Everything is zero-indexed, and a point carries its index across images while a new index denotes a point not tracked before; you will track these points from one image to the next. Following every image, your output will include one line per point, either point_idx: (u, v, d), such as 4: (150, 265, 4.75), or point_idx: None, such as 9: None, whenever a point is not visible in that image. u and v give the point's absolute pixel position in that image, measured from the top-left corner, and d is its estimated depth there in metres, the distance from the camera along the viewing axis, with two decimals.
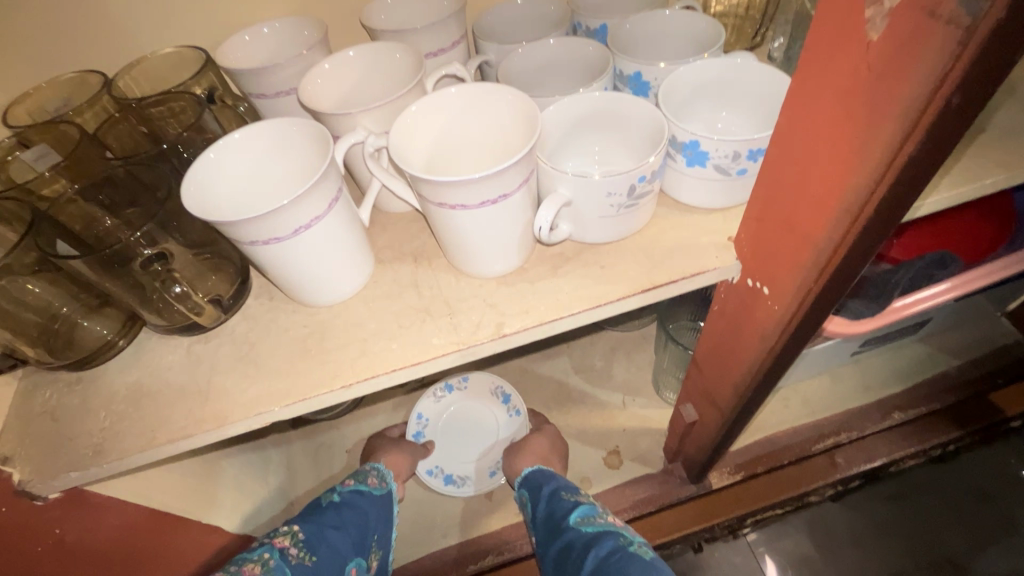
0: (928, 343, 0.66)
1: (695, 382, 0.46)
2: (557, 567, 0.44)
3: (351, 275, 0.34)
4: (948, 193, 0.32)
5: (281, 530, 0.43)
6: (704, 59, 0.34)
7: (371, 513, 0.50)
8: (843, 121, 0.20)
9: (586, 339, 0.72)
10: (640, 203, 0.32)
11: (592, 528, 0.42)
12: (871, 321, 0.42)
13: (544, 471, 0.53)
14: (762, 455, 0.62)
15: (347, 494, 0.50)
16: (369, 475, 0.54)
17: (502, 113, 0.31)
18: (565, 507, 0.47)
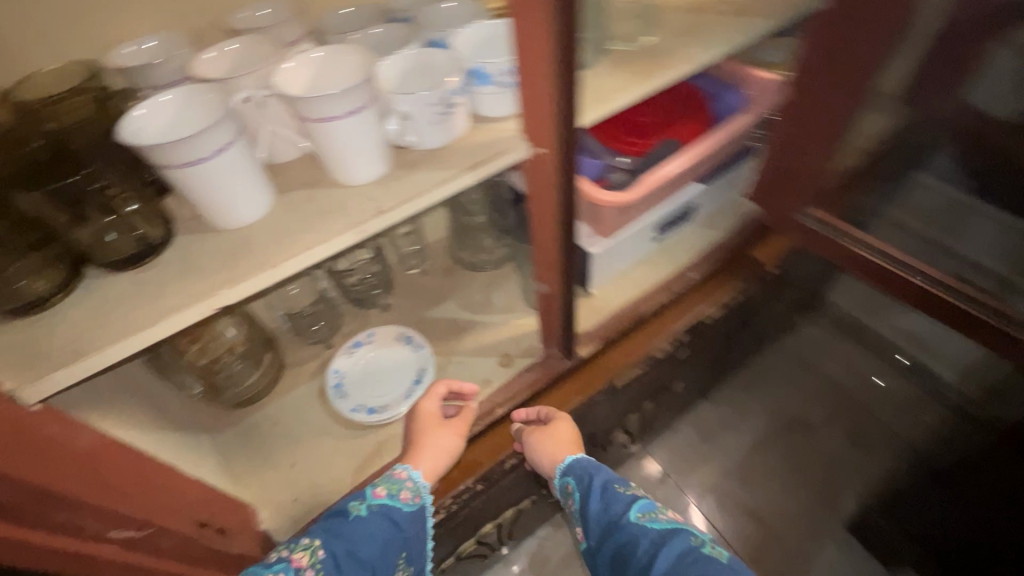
0: (700, 229, 0.93)
1: (538, 257, 0.65)
2: (614, 554, 0.57)
3: (257, 200, 0.45)
4: (635, 92, 0.54)
5: (301, 547, 0.52)
6: (478, 24, 0.52)
7: (400, 531, 0.56)
8: (534, 18, 0.42)
9: (466, 282, 0.87)
10: (453, 112, 0.48)
11: (660, 526, 0.56)
12: (637, 189, 0.67)
13: (592, 465, 0.65)
14: (611, 327, 0.81)
15: (374, 509, 0.55)
16: (404, 488, 0.58)
17: (346, 64, 0.46)
18: (624, 502, 0.59)
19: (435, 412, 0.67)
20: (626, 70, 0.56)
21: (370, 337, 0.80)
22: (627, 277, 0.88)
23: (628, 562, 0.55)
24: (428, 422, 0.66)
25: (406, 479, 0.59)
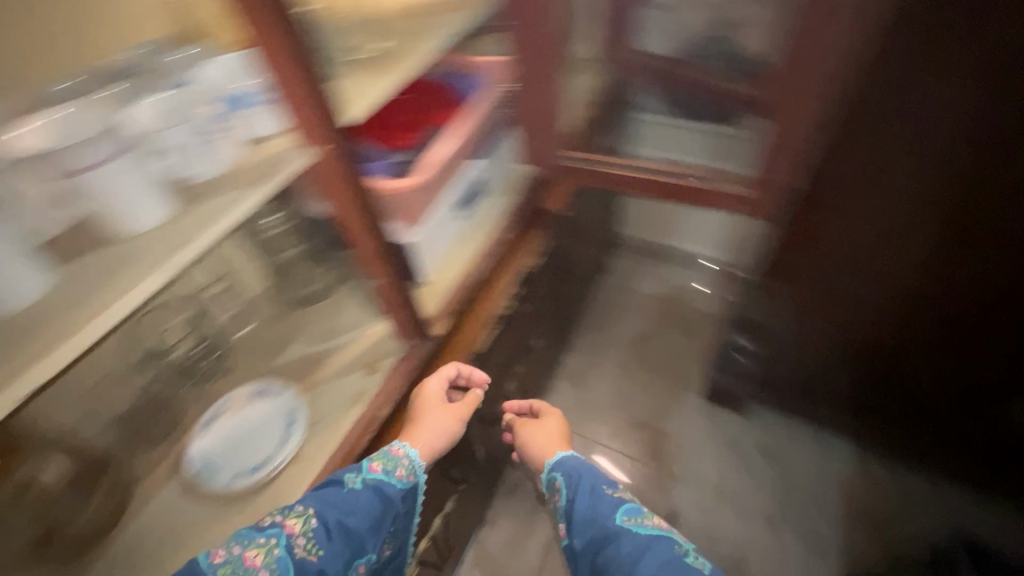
0: (498, 198, 1.06)
1: (364, 247, 0.72)
2: (599, 548, 0.68)
3: (32, 276, 0.45)
4: (383, 89, 0.64)
5: (294, 515, 0.58)
6: (223, 56, 0.52)
7: (386, 507, 0.64)
8: (268, 44, 0.49)
9: (303, 317, 0.87)
10: (212, 145, 0.53)
11: (643, 529, 0.68)
12: (420, 173, 0.78)
13: (583, 466, 0.80)
14: (456, 304, 0.90)
15: (365, 481, 0.64)
16: (399, 467, 0.67)
17: (83, 127, 0.45)
18: (611, 502, 0.73)
19: (437, 392, 0.78)
20: (373, 71, 0.67)
21: (222, 406, 0.75)
22: (455, 259, 0.95)
23: (608, 560, 0.66)
24: (432, 402, 0.77)
25: (403, 454, 0.69)
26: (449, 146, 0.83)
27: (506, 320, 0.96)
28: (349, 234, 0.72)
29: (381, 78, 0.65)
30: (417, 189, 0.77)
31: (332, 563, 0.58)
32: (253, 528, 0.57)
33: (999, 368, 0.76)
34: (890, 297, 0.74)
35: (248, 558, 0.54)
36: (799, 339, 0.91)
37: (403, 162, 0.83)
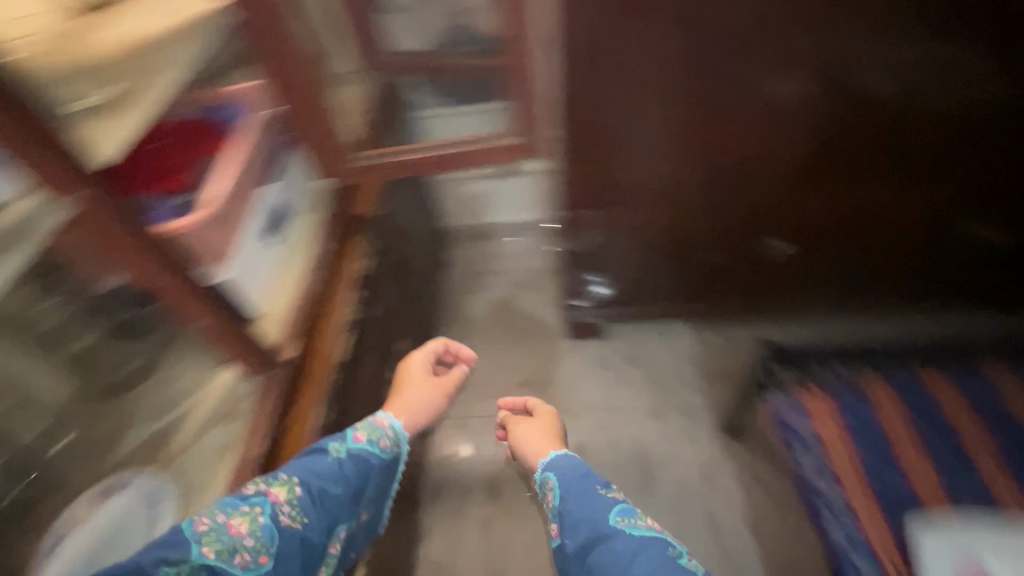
0: (306, 220, 1.14)
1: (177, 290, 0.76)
2: (590, 541, 0.90)
3: None
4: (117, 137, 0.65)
5: (280, 485, 0.82)
6: None
7: (366, 479, 0.93)
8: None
9: (135, 394, 0.88)
10: None
11: (635, 528, 0.90)
12: (199, 212, 0.78)
13: (575, 463, 1.05)
14: (291, 324, 1.00)
15: (348, 453, 0.91)
16: (382, 439, 0.97)
17: None
18: (603, 501, 0.95)
19: (423, 369, 1.14)
20: (113, 117, 0.66)
21: (64, 524, 0.74)
22: (279, 284, 1.03)
23: (598, 550, 0.88)
24: (417, 375, 1.13)
25: (387, 426, 1.00)
26: (226, 178, 0.84)
27: (352, 320, 1.06)
28: (157, 283, 0.73)
29: (116, 128, 0.66)
30: (199, 223, 0.77)
31: (312, 528, 0.83)
32: (239, 498, 0.79)
33: (923, 110, 0.94)
34: (702, 188, 1.14)
35: (234, 524, 0.76)
36: (626, 237, 1.29)
37: (177, 205, 0.82)
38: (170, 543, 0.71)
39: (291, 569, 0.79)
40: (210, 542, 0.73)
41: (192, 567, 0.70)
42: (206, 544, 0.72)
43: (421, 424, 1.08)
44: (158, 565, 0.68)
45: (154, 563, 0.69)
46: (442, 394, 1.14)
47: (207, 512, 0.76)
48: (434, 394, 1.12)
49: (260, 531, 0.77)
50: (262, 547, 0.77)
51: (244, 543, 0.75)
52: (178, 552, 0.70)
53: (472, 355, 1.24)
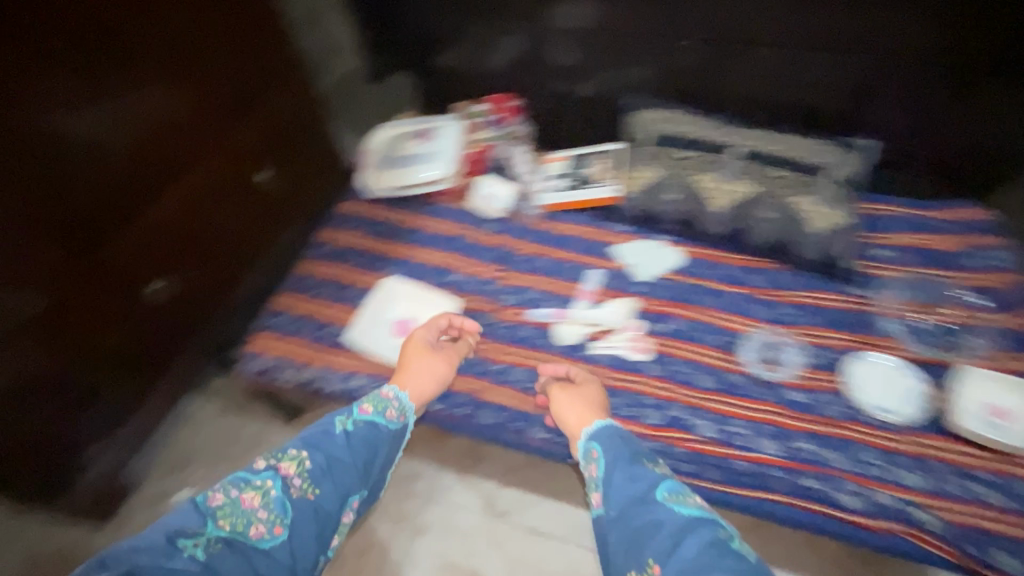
0: None
1: None
2: (632, 533, 0.88)
3: None
4: None
5: (288, 460, 0.98)
6: None
7: (375, 452, 1.07)
8: None
9: None
10: None
11: (682, 505, 0.89)
12: None
13: (613, 430, 1.05)
14: None
15: (358, 424, 1.07)
16: (390, 410, 1.13)
17: None
18: (654, 475, 0.95)
19: (424, 338, 1.29)
20: None
21: None
22: None
23: (647, 544, 0.85)
24: (420, 348, 1.27)
25: (392, 397, 1.15)
26: None
27: None
28: None
29: None
30: None
31: (324, 497, 0.97)
32: (254, 474, 0.96)
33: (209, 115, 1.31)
34: (43, 299, 1.09)
35: (246, 499, 0.92)
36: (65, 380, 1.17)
37: None
38: (188, 520, 0.87)
39: (303, 535, 0.93)
40: (224, 514, 0.89)
41: (209, 537, 0.86)
42: (220, 518, 0.88)
43: (429, 393, 1.22)
44: (174, 539, 0.84)
45: (170, 539, 0.84)
46: (448, 361, 1.27)
47: (220, 489, 0.92)
48: (441, 365, 1.26)
49: (270, 504, 0.92)
50: (275, 518, 0.92)
51: (254, 514, 0.90)
52: (194, 525, 0.86)
53: (475, 327, 1.35)
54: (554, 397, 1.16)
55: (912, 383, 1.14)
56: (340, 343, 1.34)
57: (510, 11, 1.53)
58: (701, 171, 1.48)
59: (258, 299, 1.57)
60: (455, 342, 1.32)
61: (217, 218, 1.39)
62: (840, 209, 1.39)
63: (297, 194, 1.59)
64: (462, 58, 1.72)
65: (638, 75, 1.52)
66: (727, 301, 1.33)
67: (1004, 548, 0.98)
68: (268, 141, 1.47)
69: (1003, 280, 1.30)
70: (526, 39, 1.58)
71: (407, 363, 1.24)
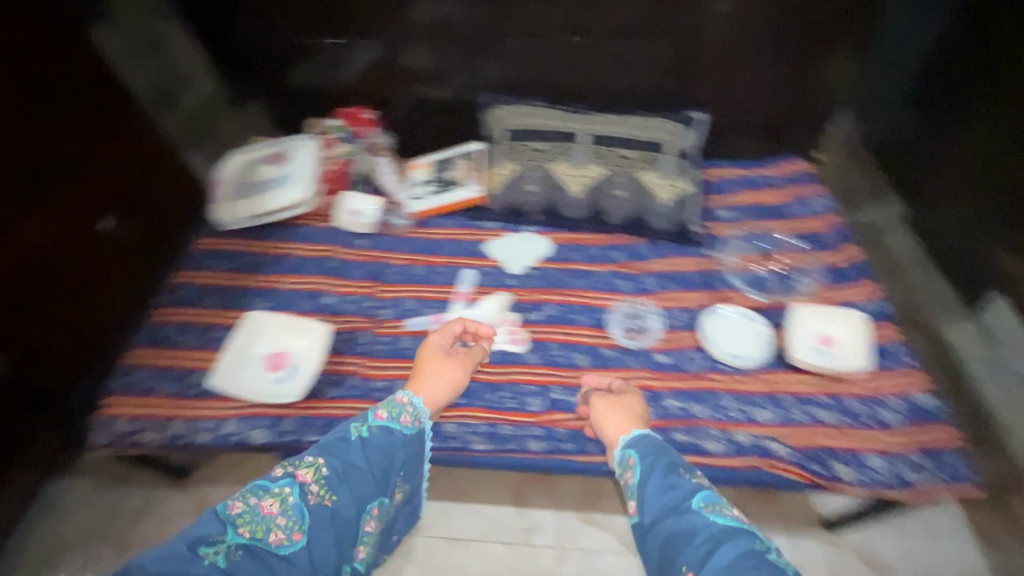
0: None
1: None
2: (664, 539, 0.89)
3: None
4: None
5: (304, 467, 0.96)
6: None
7: (392, 457, 1.03)
8: None
9: None
10: None
11: (716, 515, 0.88)
12: None
13: (651, 440, 1.03)
14: None
15: (375, 429, 1.03)
16: (404, 417, 1.07)
17: None
18: (688, 485, 0.94)
19: (439, 344, 1.22)
20: None
21: None
22: None
23: (676, 550, 0.86)
24: (434, 355, 1.19)
25: (406, 402, 1.09)
26: None
27: None
28: None
29: None
30: None
31: (341, 505, 0.96)
32: (271, 480, 0.94)
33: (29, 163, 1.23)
34: None
35: (265, 506, 0.91)
36: None
37: None
38: (208, 529, 0.86)
39: (324, 542, 0.92)
40: (243, 523, 0.88)
41: (230, 545, 0.86)
42: (240, 526, 0.88)
43: (441, 399, 1.15)
44: (195, 548, 0.83)
45: (190, 548, 0.83)
46: (463, 368, 1.20)
47: (238, 497, 0.90)
48: (454, 369, 1.19)
49: (287, 510, 0.91)
50: (295, 525, 0.91)
51: (272, 521, 0.89)
52: (215, 533, 0.86)
53: (490, 332, 1.27)
54: (594, 406, 1.13)
55: (760, 331, 1.24)
56: (206, 391, 1.24)
57: (354, 18, 1.53)
58: (557, 159, 1.53)
59: (111, 355, 1.45)
60: (469, 349, 1.25)
61: (53, 274, 1.29)
62: (683, 178, 1.49)
63: (151, 240, 1.53)
64: (314, 73, 1.68)
65: (485, 74, 1.62)
66: (595, 279, 1.41)
67: (842, 460, 1.06)
68: (101, 187, 1.40)
69: (822, 223, 1.45)
70: (378, 46, 1.58)
71: (420, 368, 1.17)
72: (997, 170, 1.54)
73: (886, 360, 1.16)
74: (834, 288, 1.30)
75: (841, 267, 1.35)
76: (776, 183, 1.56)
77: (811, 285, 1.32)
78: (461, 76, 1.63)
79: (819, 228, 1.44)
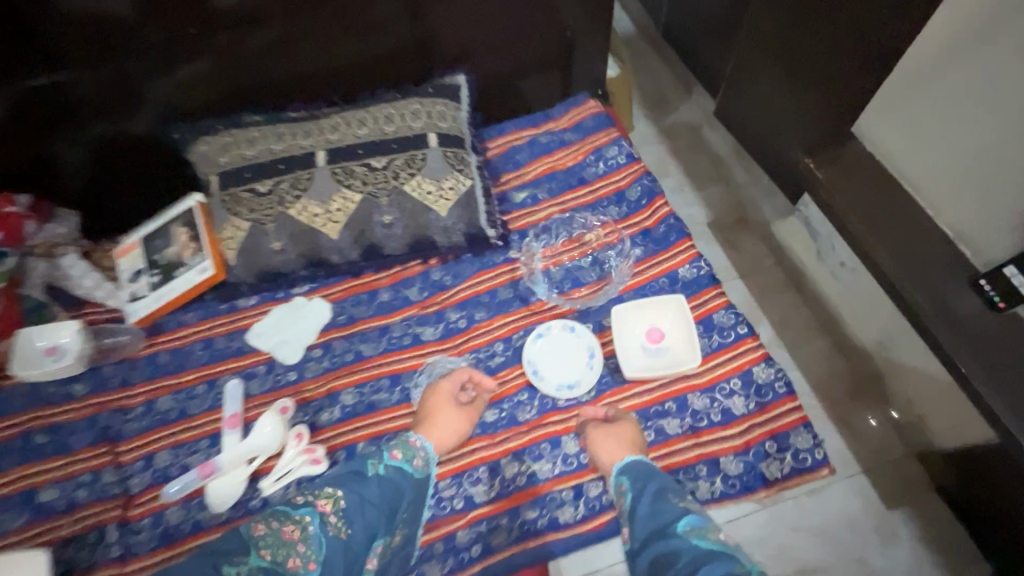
0: None
1: None
2: (650, 562, 0.72)
3: None
4: None
5: (324, 497, 0.78)
6: None
7: (397, 497, 0.84)
8: None
9: None
10: None
11: (702, 540, 0.71)
12: None
13: (639, 467, 0.86)
14: None
15: (390, 468, 0.85)
16: (415, 458, 0.89)
17: None
18: (677, 510, 0.77)
19: (452, 386, 1.01)
20: None
21: None
22: None
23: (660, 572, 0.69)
24: (444, 399, 0.99)
25: (420, 445, 0.91)
26: None
27: None
28: None
29: None
30: None
31: (356, 539, 0.77)
32: (291, 507, 0.76)
33: None
34: None
35: (286, 533, 0.73)
36: None
37: None
38: (223, 551, 0.72)
39: None
40: (262, 551, 0.72)
41: (250, 568, 0.70)
42: (262, 547, 0.72)
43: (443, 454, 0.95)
44: (217, 566, 0.70)
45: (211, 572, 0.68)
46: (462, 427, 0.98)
47: (260, 518, 0.75)
48: (461, 420, 0.98)
49: (312, 543, 0.73)
50: (313, 553, 0.72)
51: (296, 548, 0.72)
52: (232, 557, 0.71)
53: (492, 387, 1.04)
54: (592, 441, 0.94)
55: (586, 347, 1.06)
56: None
57: None
58: (294, 198, 1.15)
59: None
60: (474, 401, 1.02)
61: None
62: (457, 172, 1.19)
63: None
64: None
65: (160, 93, 1.15)
66: (393, 336, 1.14)
67: (704, 476, 0.93)
68: None
69: (626, 177, 1.24)
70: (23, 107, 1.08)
71: (428, 411, 0.97)
72: (778, 58, 1.36)
73: (720, 339, 1.01)
74: (652, 259, 1.13)
75: (652, 230, 1.16)
76: (568, 140, 1.32)
77: (626, 263, 1.14)
78: (127, 106, 1.15)
79: (625, 185, 1.23)
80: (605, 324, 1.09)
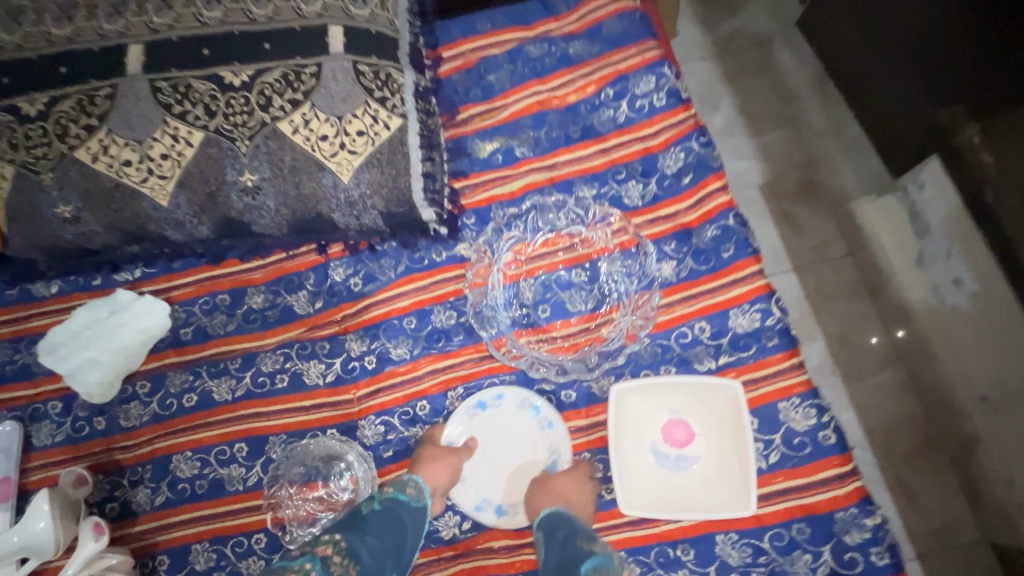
0: None
1: None
2: None
3: None
4: None
5: (325, 542, 0.54)
6: None
7: (404, 534, 0.58)
8: None
9: None
10: None
11: None
12: None
13: (563, 518, 0.59)
14: None
15: (384, 502, 0.59)
16: (409, 486, 0.61)
17: None
18: (581, 551, 0.55)
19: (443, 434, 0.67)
20: None
21: None
22: None
23: None
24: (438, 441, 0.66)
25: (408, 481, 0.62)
26: None
27: None
28: None
29: None
30: None
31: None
32: (286, 560, 0.53)
33: None
34: None
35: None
36: None
37: None
38: None
39: None
40: None
41: None
42: None
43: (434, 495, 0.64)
44: None
45: None
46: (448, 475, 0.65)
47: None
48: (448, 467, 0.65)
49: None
50: None
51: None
52: None
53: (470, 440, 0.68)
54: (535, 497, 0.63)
55: (547, 452, 0.68)
56: None
57: None
58: (85, 128, 0.64)
59: None
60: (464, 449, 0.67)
61: None
62: (379, 103, 0.66)
63: None
64: None
65: None
66: (259, 373, 0.72)
67: None
68: None
69: (664, 134, 0.75)
70: None
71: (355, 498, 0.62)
72: None
73: (786, 451, 0.62)
74: (688, 289, 0.68)
75: (695, 234, 0.70)
76: (574, 56, 0.80)
77: (645, 291, 0.70)
78: None
79: (658, 148, 0.74)
80: (594, 392, 0.68)
